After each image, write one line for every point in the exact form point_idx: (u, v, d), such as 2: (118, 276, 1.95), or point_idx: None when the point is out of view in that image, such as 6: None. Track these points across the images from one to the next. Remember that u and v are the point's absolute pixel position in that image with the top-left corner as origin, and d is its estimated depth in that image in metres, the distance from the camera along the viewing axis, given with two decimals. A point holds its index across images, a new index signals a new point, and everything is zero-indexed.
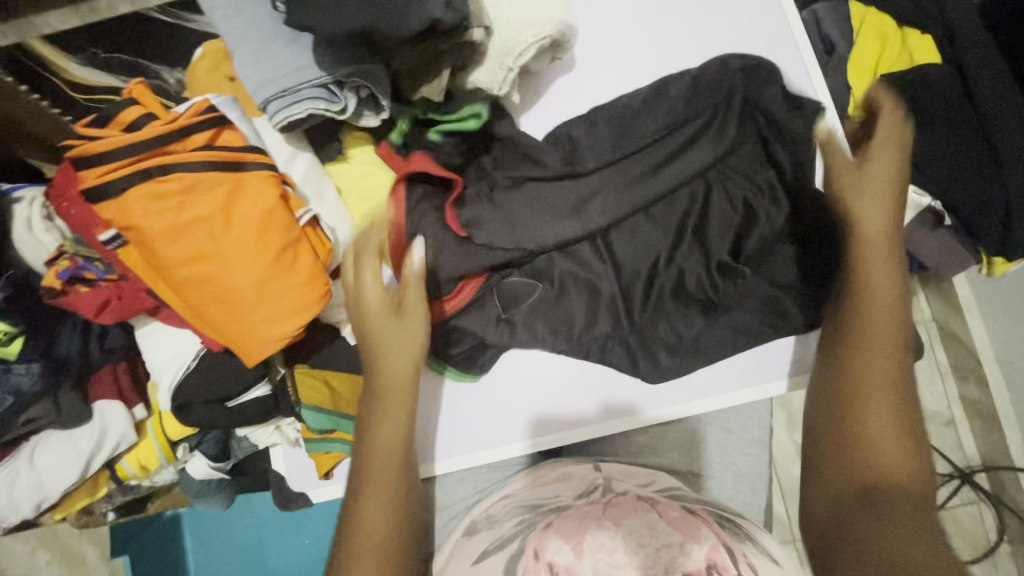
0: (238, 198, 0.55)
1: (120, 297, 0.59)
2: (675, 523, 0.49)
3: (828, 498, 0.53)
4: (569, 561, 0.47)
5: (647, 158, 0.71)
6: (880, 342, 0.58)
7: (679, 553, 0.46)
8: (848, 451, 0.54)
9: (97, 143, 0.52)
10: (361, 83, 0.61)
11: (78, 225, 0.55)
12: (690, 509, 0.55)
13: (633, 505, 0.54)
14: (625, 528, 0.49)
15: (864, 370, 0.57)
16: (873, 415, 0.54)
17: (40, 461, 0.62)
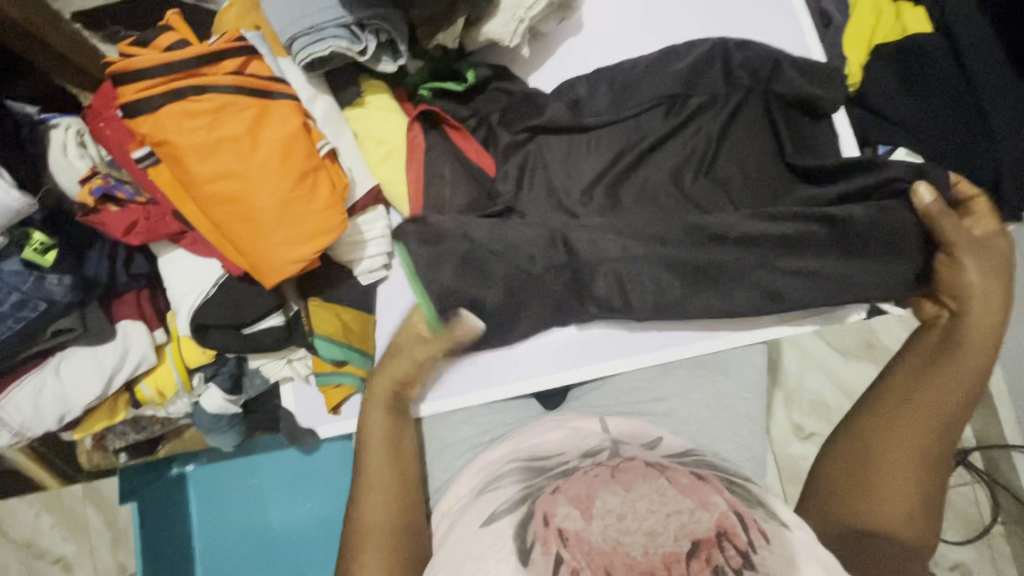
0: (265, 123, 0.58)
1: (148, 219, 0.63)
2: (686, 489, 0.48)
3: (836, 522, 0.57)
4: (579, 528, 0.46)
5: (645, 118, 0.75)
6: (923, 405, 0.60)
7: (690, 519, 0.45)
8: (864, 495, 0.57)
9: (135, 61, 0.56)
10: (380, 26, 0.64)
11: (113, 144, 0.60)
12: (699, 473, 0.52)
13: (641, 469, 0.51)
14: (635, 493, 0.47)
15: (897, 434, 0.59)
16: (895, 469, 0.57)
17: (65, 374, 0.65)
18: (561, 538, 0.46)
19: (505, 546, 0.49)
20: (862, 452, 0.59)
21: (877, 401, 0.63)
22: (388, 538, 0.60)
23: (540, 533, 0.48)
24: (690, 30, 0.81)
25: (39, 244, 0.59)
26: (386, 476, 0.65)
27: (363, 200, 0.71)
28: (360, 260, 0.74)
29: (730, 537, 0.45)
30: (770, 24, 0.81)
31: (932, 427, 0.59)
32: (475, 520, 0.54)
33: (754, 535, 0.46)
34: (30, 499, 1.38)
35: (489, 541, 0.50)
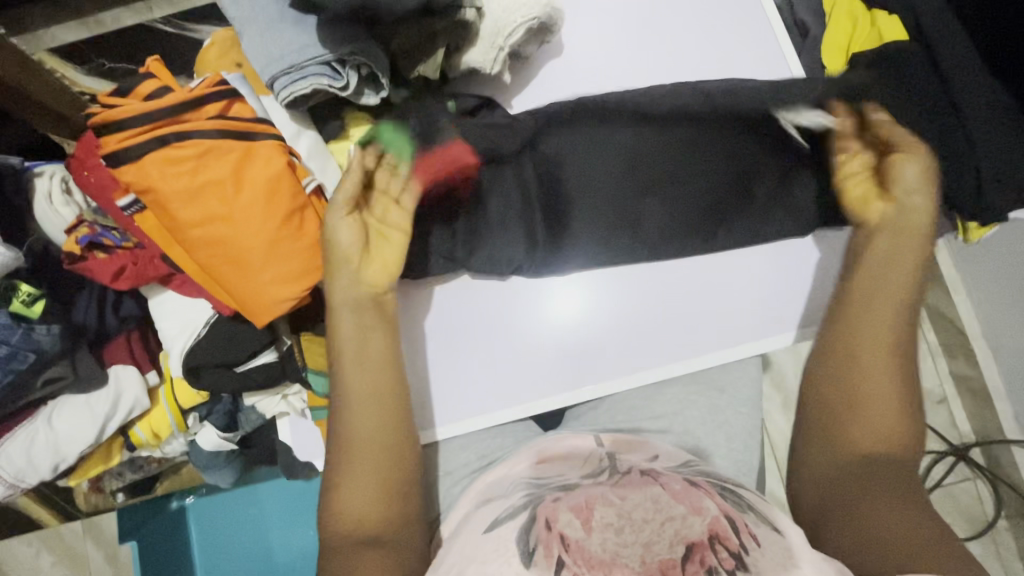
0: (248, 164, 0.58)
1: (135, 263, 0.62)
2: (678, 495, 0.49)
3: (816, 483, 0.57)
4: (579, 536, 0.47)
5: (620, 124, 0.76)
6: (875, 331, 0.59)
7: (683, 524, 0.46)
8: (832, 434, 0.57)
9: (118, 112, 0.56)
10: (362, 61, 0.65)
11: (98, 191, 0.60)
12: (693, 481, 0.53)
13: (638, 479, 0.53)
14: (631, 502, 0.49)
15: (863, 374, 0.57)
16: (865, 399, 0.57)
17: (57, 423, 0.65)
18: (562, 544, 0.47)
19: (509, 551, 0.48)
20: (845, 406, 0.57)
21: (836, 342, 0.60)
22: (380, 466, 0.56)
23: (541, 537, 0.48)
24: (669, 47, 0.82)
25: (26, 295, 0.59)
26: (373, 420, 0.57)
27: None
28: None
29: (721, 539, 0.45)
30: (748, 38, 0.81)
31: (880, 355, 0.58)
32: (476, 530, 0.53)
33: (745, 539, 0.46)
34: (29, 538, 1.37)
35: (492, 547, 0.49)
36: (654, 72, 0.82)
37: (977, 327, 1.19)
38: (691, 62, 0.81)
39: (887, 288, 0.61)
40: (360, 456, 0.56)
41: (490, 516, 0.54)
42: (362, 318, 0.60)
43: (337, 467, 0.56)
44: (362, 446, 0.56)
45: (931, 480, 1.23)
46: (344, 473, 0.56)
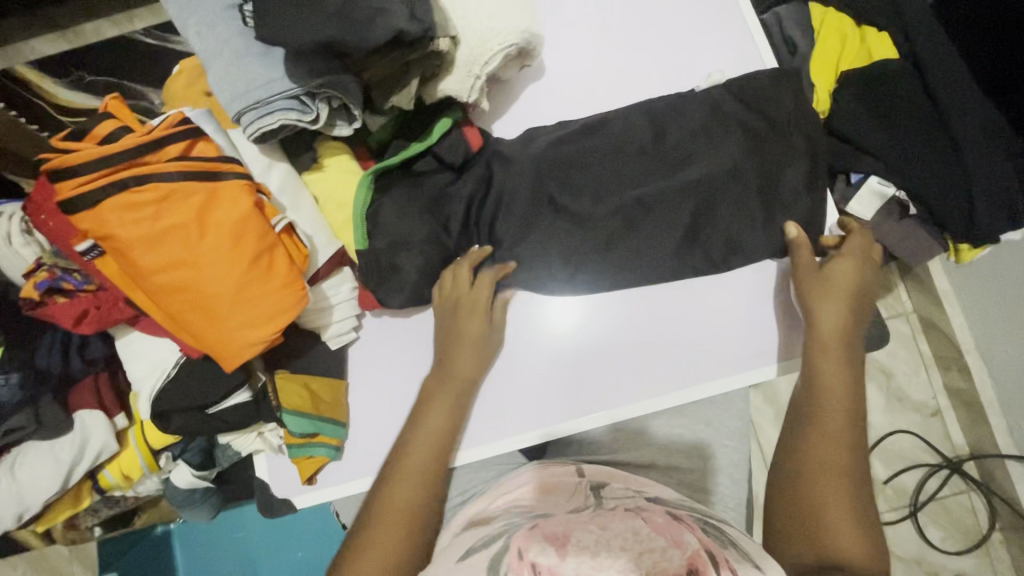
0: (213, 207, 0.56)
1: (98, 307, 0.60)
2: (659, 528, 0.50)
3: (799, 563, 0.57)
4: (552, 562, 0.46)
5: (613, 147, 0.74)
6: (835, 421, 0.63)
7: (661, 556, 0.45)
8: (813, 524, 0.59)
9: (72, 156, 0.53)
10: (332, 93, 0.62)
11: (56, 235, 0.57)
12: (675, 515, 0.54)
13: (620, 512, 0.53)
14: (609, 532, 0.49)
15: (826, 458, 0.61)
16: (829, 489, 0.60)
17: (21, 472, 0.62)
18: (534, 570, 0.46)
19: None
20: (805, 489, 0.61)
21: (806, 426, 0.64)
22: (410, 527, 0.61)
23: (512, 565, 0.47)
24: (654, 67, 0.80)
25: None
26: (415, 482, 0.64)
27: (326, 267, 0.71)
28: (328, 325, 0.73)
29: (698, 570, 0.44)
30: (735, 58, 0.79)
31: (841, 442, 0.62)
32: (450, 558, 0.53)
33: (722, 572, 0.45)
34: (14, 562, 1.35)
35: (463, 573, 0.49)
36: (638, 95, 0.79)
37: (970, 341, 1.17)
38: (676, 84, 0.79)
39: (826, 367, 0.65)
40: (393, 521, 0.61)
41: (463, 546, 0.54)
42: (438, 404, 0.68)
43: (374, 525, 0.62)
44: (398, 509, 0.62)
45: (925, 493, 1.22)
46: (377, 527, 0.61)
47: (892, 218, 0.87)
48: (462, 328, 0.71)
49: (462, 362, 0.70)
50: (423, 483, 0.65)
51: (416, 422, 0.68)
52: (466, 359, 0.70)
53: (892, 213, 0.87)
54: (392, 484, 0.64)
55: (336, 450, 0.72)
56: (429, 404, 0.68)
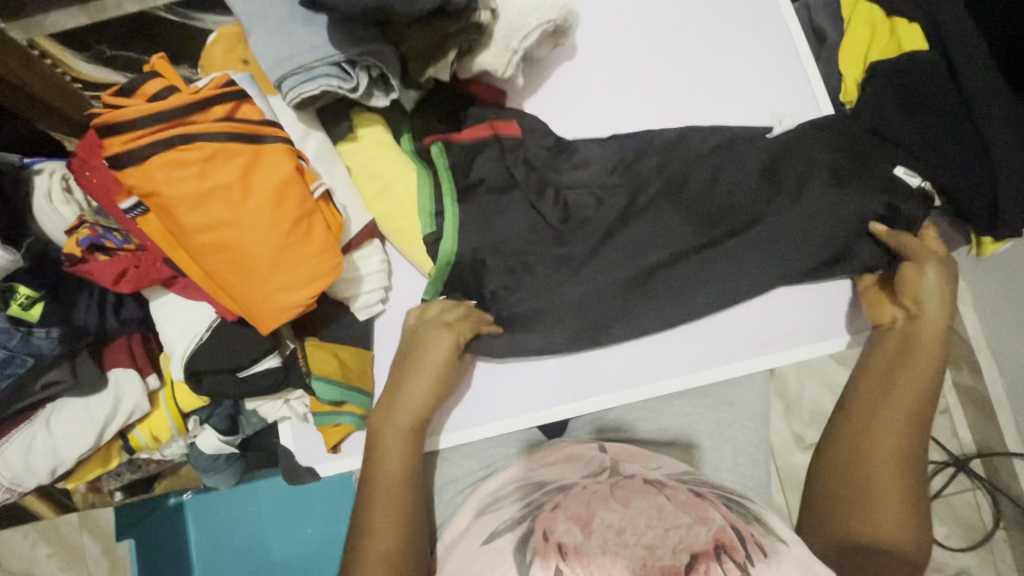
0: (256, 169, 0.57)
1: (137, 266, 0.61)
2: (683, 505, 0.48)
3: (825, 533, 0.58)
4: (578, 542, 0.45)
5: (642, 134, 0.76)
6: (900, 407, 0.61)
7: (688, 533, 0.44)
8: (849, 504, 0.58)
9: (122, 112, 0.54)
10: (372, 62, 0.63)
11: (100, 193, 0.58)
12: (697, 492, 0.52)
13: (639, 486, 0.51)
14: (633, 509, 0.47)
15: (877, 446, 0.59)
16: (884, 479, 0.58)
17: (56, 427, 0.64)
18: (561, 552, 0.45)
19: (506, 561, 0.48)
20: (862, 465, 0.59)
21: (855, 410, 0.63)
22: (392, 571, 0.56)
23: (539, 548, 0.46)
24: (684, 50, 0.80)
25: (24, 298, 0.58)
26: (389, 533, 0.59)
27: (359, 236, 0.72)
28: (358, 295, 0.74)
29: (728, 550, 0.43)
30: (768, 42, 0.79)
31: (916, 426, 0.60)
32: (476, 539, 0.53)
33: (751, 550, 0.44)
34: (25, 530, 1.36)
35: (489, 559, 0.49)
36: (672, 79, 0.80)
37: (982, 339, 1.18)
38: (708, 69, 0.79)
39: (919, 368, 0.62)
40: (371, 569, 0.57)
41: (489, 526, 0.54)
42: (397, 438, 0.65)
43: (368, 496, 0.62)
44: (387, 485, 0.63)
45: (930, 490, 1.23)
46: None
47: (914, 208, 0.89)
48: (425, 352, 0.68)
49: (418, 386, 0.67)
50: (398, 527, 0.60)
51: (378, 460, 0.64)
52: (418, 385, 0.67)
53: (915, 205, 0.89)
54: (383, 443, 0.65)
55: (361, 419, 0.74)
56: (385, 439, 0.65)
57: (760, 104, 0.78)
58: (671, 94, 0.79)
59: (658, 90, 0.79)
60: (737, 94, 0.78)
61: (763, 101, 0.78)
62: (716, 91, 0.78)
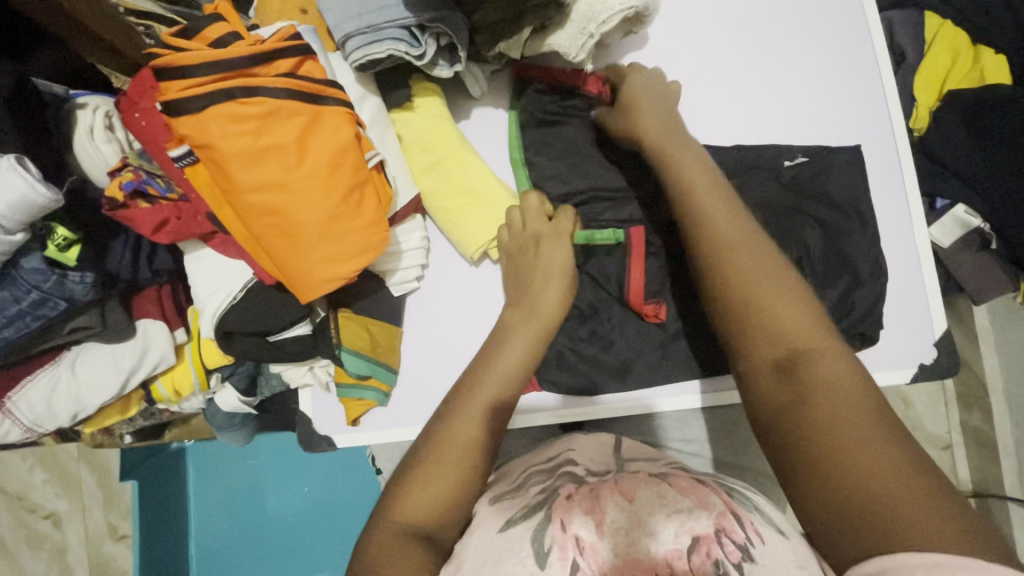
0: (314, 131, 0.54)
1: (179, 218, 0.59)
2: (685, 490, 0.47)
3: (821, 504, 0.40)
4: (594, 538, 0.43)
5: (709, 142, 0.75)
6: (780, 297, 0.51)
7: (688, 517, 0.44)
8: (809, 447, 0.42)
9: (181, 55, 0.51)
10: (442, 30, 0.60)
11: (149, 138, 0.55)
12: (701, 479, 0.50)
13: (641, 478, 0.50)
14: (639, 502, 0.46)
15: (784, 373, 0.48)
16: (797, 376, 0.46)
17: (80, 371, 0.63)
18: (579, 546, 0.43)
19: (523, 550, 0.44)
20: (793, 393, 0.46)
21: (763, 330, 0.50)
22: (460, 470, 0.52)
23: (557, 538, 0.44)
24: (761, 52, 0.76)
25: (62, 240, 0.54)
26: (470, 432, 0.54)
27: (404, 210, 0.69)
28: (394, 270, 0.72)
29: (727, 533, 0.42)
30: (850, 52, 0.75)
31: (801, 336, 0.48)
32: (491, 526, 0.48)
33: (750, 533, 0.43)
34: (24, 454, 1.37)
35: (506, 547, 0.45)
36: (742, 82, 0.76)
37: (999, 383, 1.16)
38: (780, 77, 0.75)
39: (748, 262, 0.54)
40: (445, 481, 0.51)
41: (502, 515, 0.49)
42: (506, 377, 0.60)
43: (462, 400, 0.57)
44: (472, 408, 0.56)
45: None
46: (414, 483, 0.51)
47: (967, 249, 0.85)
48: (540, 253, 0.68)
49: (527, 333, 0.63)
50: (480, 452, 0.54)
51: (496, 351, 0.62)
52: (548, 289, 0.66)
53: (970, 245, 0.85)
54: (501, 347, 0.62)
55: (384, 396, 0.73)
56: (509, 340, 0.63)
57: (834, 120, 0.74)
58: (740, 97, 0.76)
59: (729, 93, 0.76)
60: (808, 107, 0.75)
61: (836, 115, 0.74)
62: (786, 101, 0.75)
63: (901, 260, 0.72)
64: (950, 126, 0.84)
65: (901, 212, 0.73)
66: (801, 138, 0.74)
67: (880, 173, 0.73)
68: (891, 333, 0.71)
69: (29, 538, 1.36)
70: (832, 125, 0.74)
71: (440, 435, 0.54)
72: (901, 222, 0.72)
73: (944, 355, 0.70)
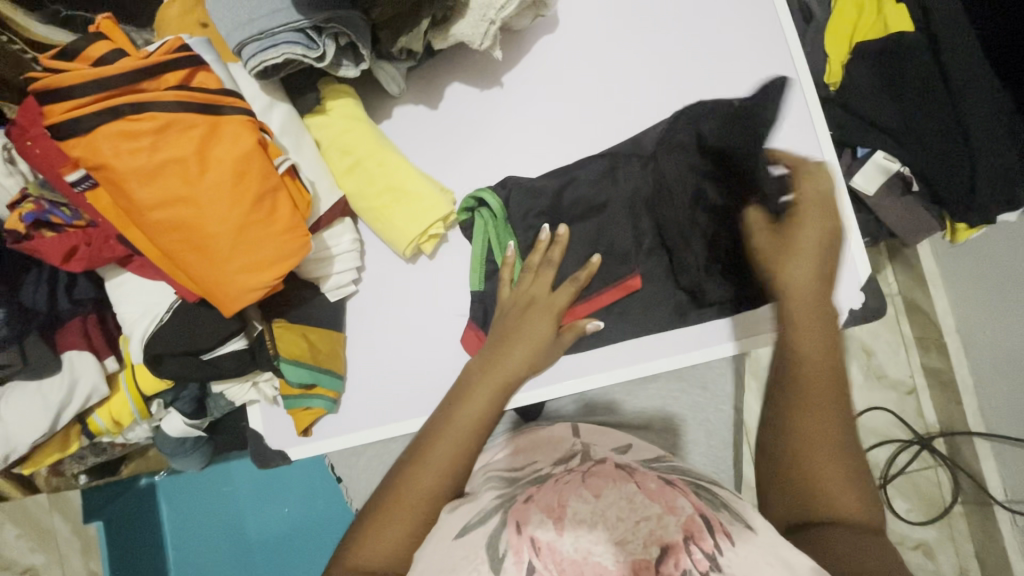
0: (214, 141, 0.54)
1: (89, 244, 0.58)
2: (653, 494, 0.47)
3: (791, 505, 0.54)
4: (551, 538, 0.45)
5: (627, 116, 0.76)
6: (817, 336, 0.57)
7: (658, 525, 0.44)
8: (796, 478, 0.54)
9: (63, 76, 0.50)
10: (339, 29, 0.60)
11: (45, 165, 0.54)
12: (667, 479, 0.51)
13: (612, 472, 0.52)
14: (605, 501, 0.47)
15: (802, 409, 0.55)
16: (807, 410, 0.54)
17: (7, 411, 0.62)
18: (534, 547, 0.45)
19: (477, 557, 0.46)
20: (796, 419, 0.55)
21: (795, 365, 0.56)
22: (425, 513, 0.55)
23: (512, 541, 0.46)
24: (666, 23, 0.77)
25: None
26: (453, 452, 0.58)
27: (328, 215, 0.68)
28: (328, 275, 0.71)
29: (696, 541, 0.43)
30: (752, 14, 0.76)
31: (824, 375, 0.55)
32: (448, 533, 0.51)
33: (720, 539, 0.43)
34: None
35: (462, 556, 0.47)
36: (652, 53, 0.77)
37: (951, 322, 1.18)
38: (688, 45, 0.77)
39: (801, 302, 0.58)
40: (405, 508, 0.55)
41: (462, 518, 0.51)
42: (474, 411, 0.61)
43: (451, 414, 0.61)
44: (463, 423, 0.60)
45: (896, 468, 1.24)
46: (380, 525, 0.54)
47: (892, 192, 0.89)
48: (525, 328, 0.67)
49: (513, 357, 0.65)
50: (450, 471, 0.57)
51: (498, 359, 0.65)
52: (537, 323, 0.67)
53: (893, 189, 0.89)
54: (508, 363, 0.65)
55: (333, 402, 0.73)
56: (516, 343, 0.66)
57: (744, 81, 0.76)
58: (654, 69, 0.77)
59: (642, 66, 0.77)
60: (717, 70, 0.76)
61: (745, 76, 0.76)
62: (696, 67, 0.76)
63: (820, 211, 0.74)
64: (861, 76, 0.86)
65: (818, 164, 0.74)
66: (713, 103, 0.76)
67: (795, 131, 0.75)
68: None
69: None
70: (743, 88, 0.76)
71: (422, 463, 0.58)
72: None
73: (870, 298, 0.72)
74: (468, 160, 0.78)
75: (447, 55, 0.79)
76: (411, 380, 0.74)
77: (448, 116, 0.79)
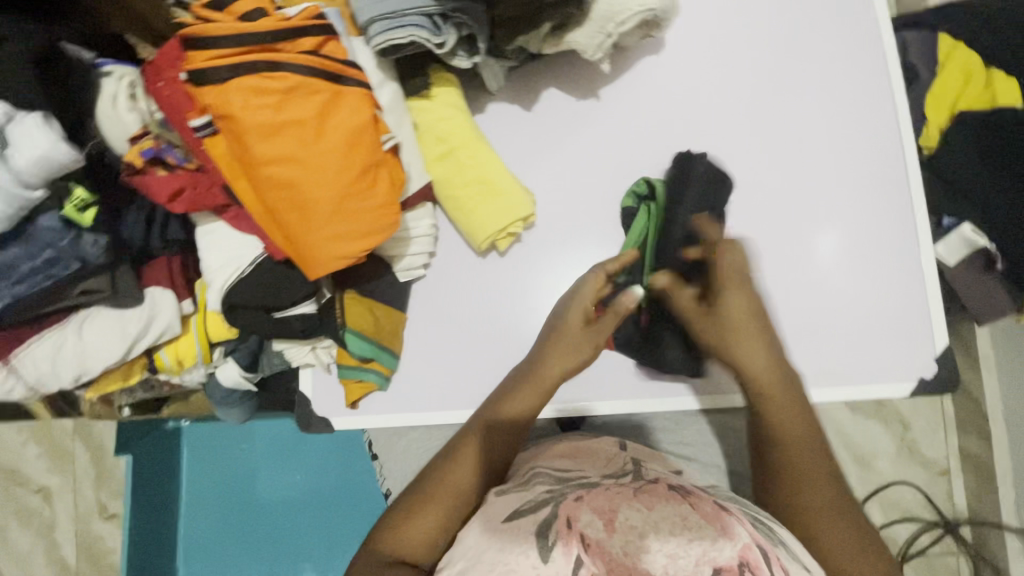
0: (333, 110, 0.55)
1: (195, 187, 0.61)
2: (709, 517, 0.46)
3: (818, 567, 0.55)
4: (601, 536, 0.44)
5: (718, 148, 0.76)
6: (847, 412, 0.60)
7: (712, 547, 0.44)
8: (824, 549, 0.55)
9: (210, 27, 0.53)
10: (464, 20, 0.61)
11: (171, 107, 0.57)
12: (721, 504, 0.50)
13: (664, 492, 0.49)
14: (658, 514, 0.46)
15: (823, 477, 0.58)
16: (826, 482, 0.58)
17: (87, 334, 0.64)
18: (583, 543, 0.44)
19: (526, 541, 0.46)
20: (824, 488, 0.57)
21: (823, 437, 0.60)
22: (456, 506, 0.56)
23: (562, 533, 0.45)
24: (773, 62, 0.77)
25: (79, 201, 0.57)
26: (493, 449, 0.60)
27: (414, 197, 0.69)
28: (402, 256, 0.73)
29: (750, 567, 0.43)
30: (861, 66, 0.76)
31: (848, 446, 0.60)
32: (495, 516, 0.51)
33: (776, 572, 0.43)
34: (19, 427, 1.36)
35: (511, 538, 0.47)
36: (754, 89, 0.77)
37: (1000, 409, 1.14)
38: (792, 86, 0.76)
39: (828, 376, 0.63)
40: (443, 498, 0.56)
41: (510, 505, 0.51)
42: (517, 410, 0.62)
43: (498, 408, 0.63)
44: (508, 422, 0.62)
45: (916, 547, 1.20)
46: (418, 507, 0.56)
47: (972, 269, 0.85)
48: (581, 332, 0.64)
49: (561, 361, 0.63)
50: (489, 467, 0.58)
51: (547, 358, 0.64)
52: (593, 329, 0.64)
53: (974, 265, 0.85)
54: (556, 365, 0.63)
55: (385, 379, 0.73)
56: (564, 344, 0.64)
57: (842, 131, 0.75)
58: (753, 105, 0.77)
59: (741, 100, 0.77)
60: (817, 116, 0.76)
61: (845, 127, 0.75)
62: (797, 109, 0.76)
63: (903, 273, 0.72)
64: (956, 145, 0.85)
65: (908, 227, 0.73)
66: (808, 148, 0.75)
67: (887, 188, 0.74)
68: (883, 347, 0.72)
69: (18, 512, 1.35)
70: (840, 138, 0.75)
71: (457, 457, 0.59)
72: (903, 236, 0.73)
73: (939, 369, 0.70)
74: (552, 165, 0.78)
75: (549, 61, 0.80)
76: (463, 371, 0.74)
77: (541, 120, 0.79)
